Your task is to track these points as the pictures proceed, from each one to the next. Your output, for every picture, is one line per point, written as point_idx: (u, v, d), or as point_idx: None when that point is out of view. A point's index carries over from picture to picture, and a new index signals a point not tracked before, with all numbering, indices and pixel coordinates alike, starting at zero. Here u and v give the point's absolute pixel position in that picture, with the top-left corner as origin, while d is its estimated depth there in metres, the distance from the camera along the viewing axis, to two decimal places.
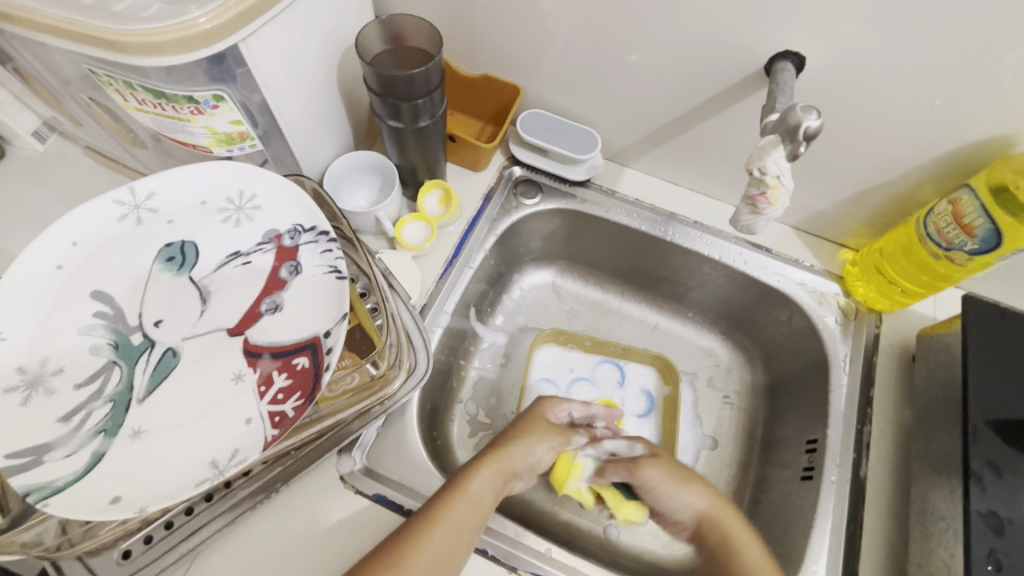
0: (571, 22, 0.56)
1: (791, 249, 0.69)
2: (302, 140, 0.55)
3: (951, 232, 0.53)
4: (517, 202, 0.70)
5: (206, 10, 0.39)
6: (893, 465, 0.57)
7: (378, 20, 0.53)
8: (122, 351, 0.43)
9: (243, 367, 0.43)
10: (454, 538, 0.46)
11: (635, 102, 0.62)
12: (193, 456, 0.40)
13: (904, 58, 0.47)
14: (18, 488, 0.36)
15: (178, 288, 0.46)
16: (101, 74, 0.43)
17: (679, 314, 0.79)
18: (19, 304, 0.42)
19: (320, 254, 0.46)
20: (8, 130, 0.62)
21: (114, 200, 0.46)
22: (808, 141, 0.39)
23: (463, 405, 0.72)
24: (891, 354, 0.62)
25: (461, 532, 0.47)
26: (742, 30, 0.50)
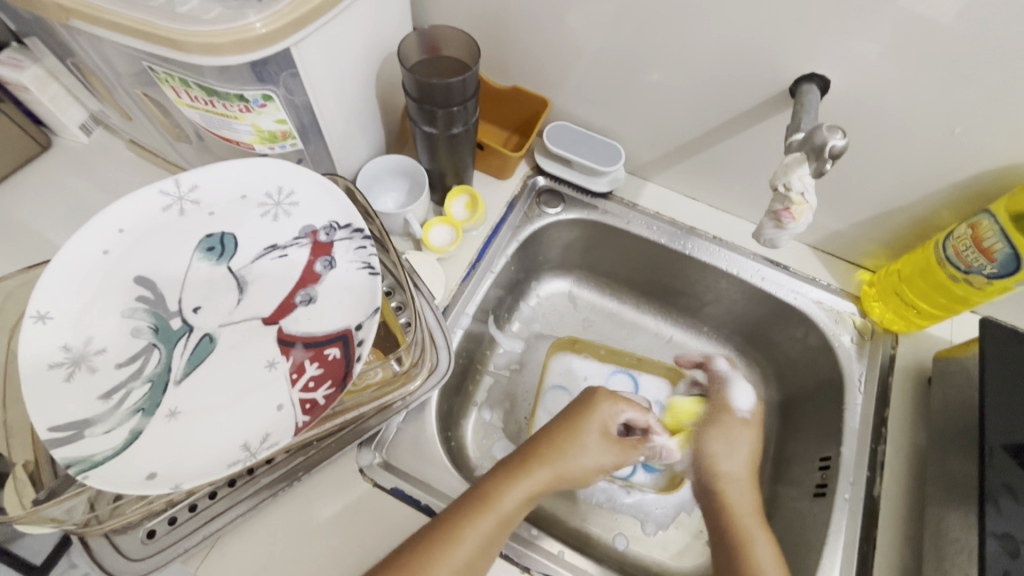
0: (600, 40, 0.59)
1: (809, 268, 0.70)
2: (339, 142, 0.57)
3: (969, 256, 0.53)
4: (540, 210, 0.71)
5: (263, 16, 0.42)
6: (907, 485, 0.57)
7: (418, 31, 0.55)
8: (162, 334, 0.45)
9: (277, 355, 0.45)
10: (481, 555, 0.46)
11: (659, 118, 0.64)
12: (226, 438, 0.41)
13: (927, 84, 0.48)
14: (60, 460, 0.38)
15: (217, 277, 0.47)
16: (159, 71, 0.46)
17: (694, 328, 0.80)
18: (68, 286, 0.44)
19: (354, 250, 0.48)
20: (58, 122, 0.65)
21: (160, 191, 0.48)
22: (834, 159, 0.40)
23: (477, 408, 0.73)
24: (907, 375, 0.63)
25: (487, 549, 0.47)
26: (769, 53, 0.52)
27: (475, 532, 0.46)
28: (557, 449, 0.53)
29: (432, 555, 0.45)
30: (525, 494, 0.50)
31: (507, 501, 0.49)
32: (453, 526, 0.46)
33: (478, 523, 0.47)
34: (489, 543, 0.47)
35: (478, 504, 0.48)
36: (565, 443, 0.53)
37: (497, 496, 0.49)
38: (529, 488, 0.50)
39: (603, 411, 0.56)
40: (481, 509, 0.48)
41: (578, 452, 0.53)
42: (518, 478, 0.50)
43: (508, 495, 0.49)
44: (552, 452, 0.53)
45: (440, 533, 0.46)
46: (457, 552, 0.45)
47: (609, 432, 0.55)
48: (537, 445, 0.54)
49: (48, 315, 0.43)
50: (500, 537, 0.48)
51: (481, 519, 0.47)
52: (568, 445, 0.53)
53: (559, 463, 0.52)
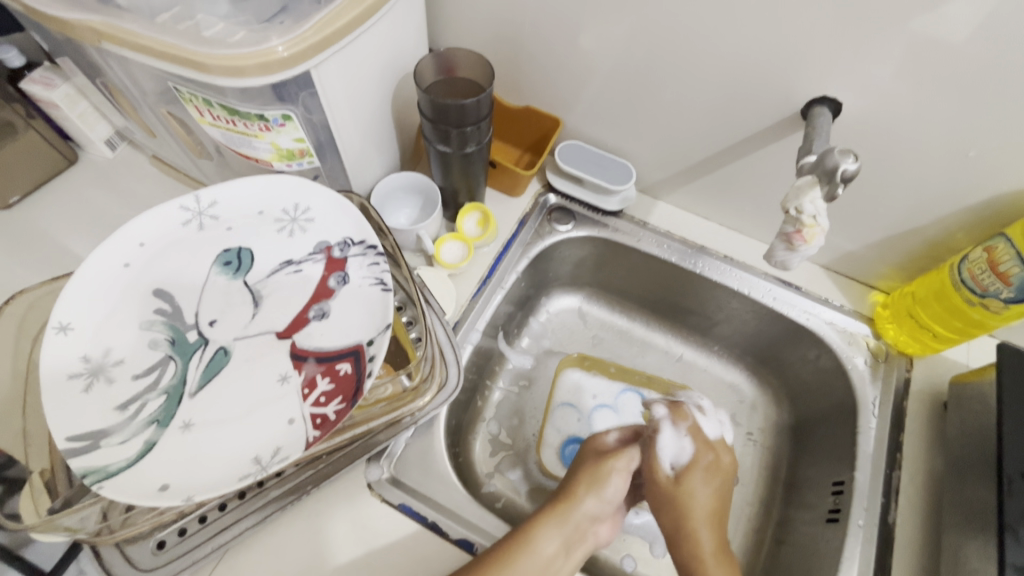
0: (612, 61, 0.59)
1: (821, 289, 0.69)
2: (355, 160, 0.58)
3: (985, 279, 0.53)
4: (551, 227, 0.72)
5: (285, 39, 0.43)
6: (923, 512, 0.56)
7: (433, 53, 0.57)
8: (178, 347, 0.46)
9: (289, 369, 0.45)
10: None
11: (670, 137, 0.65)
12: (238, 451, 0.42)
13: (939, 107, 0.48)
14: (77, 470, 0.39)
15: (233, 291, 0.48)
16: (183, 91, 0.47)
17: (704, 347, 0.80)
18: (89, 298, 0.45)
19: (368, 266, 0.49)
20: (84, 137, 0.67)
21: (181, 206, 0.49)
22: (846, 183, 0.40)
23: (486, 424, 0.73)
24: (923, 399, 0.61)
25: None
26: (780, 75, 0.52)
27: (515, 572, 0.47)
28: (572, 486, 0.55)
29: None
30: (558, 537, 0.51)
31: (543, 542, 0.50)
32: (495, 564, 0.47)
33: (517, 563, 0.47)
34: None
35: (515, 544, 0.48)
36: (579, 476, 0.56)
37: (534, 538, 0.50)
38: (563, 525, 0.52)
39: (592, 439, 0.60)
40: (519, 549, 0.48)
41: (594, 489, 0.54)
42: (551, 521, 0.51)
43: (544, 538, 0.50)
44: (575, 489, 0.55)
45: (479, 574, 0.46)
46: None
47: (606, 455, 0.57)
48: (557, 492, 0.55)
49: (69, 326, 0.44)
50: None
51: (520, 562, 0.47)
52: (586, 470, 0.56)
53: (582, 499, 0.54)
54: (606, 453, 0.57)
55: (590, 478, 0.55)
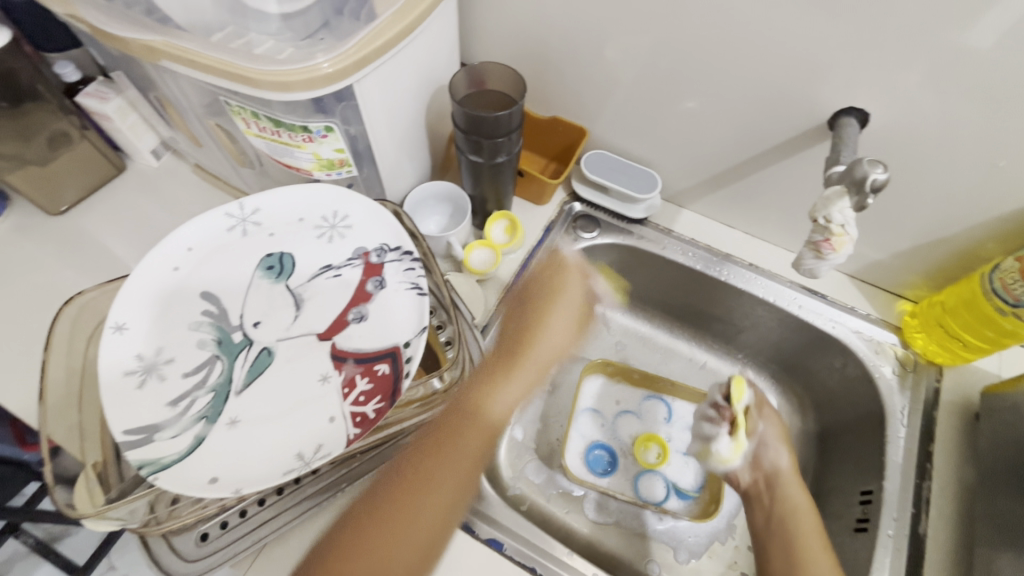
0: (640, 72, 0.61)
1: (847, 297, 0.69)
2: (389, 169, 0.60)
3: (1017, 288, 0.52)
4: (576, 235, 0.73)
5: (330, 56, 0.45)
6: (954, 523, 0.55)
7: (466, 67, 0.59)
8: (224, 347, 0.48)
9: (329, 369, 0.47)
10: (460, 473, 0.55)
11: (696, 147, 0.66)
12: (281, 447, 0.43)
13: (969, 117, 0.48)
14: (133, 461, 0.41)
15: (275, 293, 0.51)
16: (232, 104, 0.50)
17: (728, 354, 0.80)
18: (143, 300, 0.48)
19: (403, 271, 0.51)
20: (133, 147, 0.71)
21: (226, 213, 0.52)
22: (875, 193, 0.41)
23: (511, 428, 0.74)
24: (953, 409, 0.61)
25: (471, 472, 0.55)
26: (807, 86, 0.53)
27: (453, 449, 0.55)
28: (485, 387, 0.59)
29: (391, 514, 0.50)
30: (506, 404, 0.59)
31: (491, 411, 0.58)
32: (438, 445, 0.54)
33: (457, 443, 0.56)
34: (467, 461, 0.55)
35: (452, 428, 0.56)
36: (500, 364, 0.62)
37: (476, 408, 0.57)
38: (471, 433, 0.56)
39: (547, 264, 0.71)
40: (453, 435, 0.56)
41: (508, 375, 0.61)
42: (493, 390, 0.59)
43: (490, 406, 0.58)
44: (490, 394, 0.59)
45: (426, 458, 0.53)
46: (440, 469, 0.53)
47: (567, 321, 0.68)
48: (470, 399, 0.58)
49: (125, 326, 0.47)
50: (456, 488, 0.54)
51: (458, 438, 0.56)
52: (511, 366, 0.62)
53: (490, 410, 0.58)
54: (541, 312, 0.67)
55: (508, 368, 0.61)
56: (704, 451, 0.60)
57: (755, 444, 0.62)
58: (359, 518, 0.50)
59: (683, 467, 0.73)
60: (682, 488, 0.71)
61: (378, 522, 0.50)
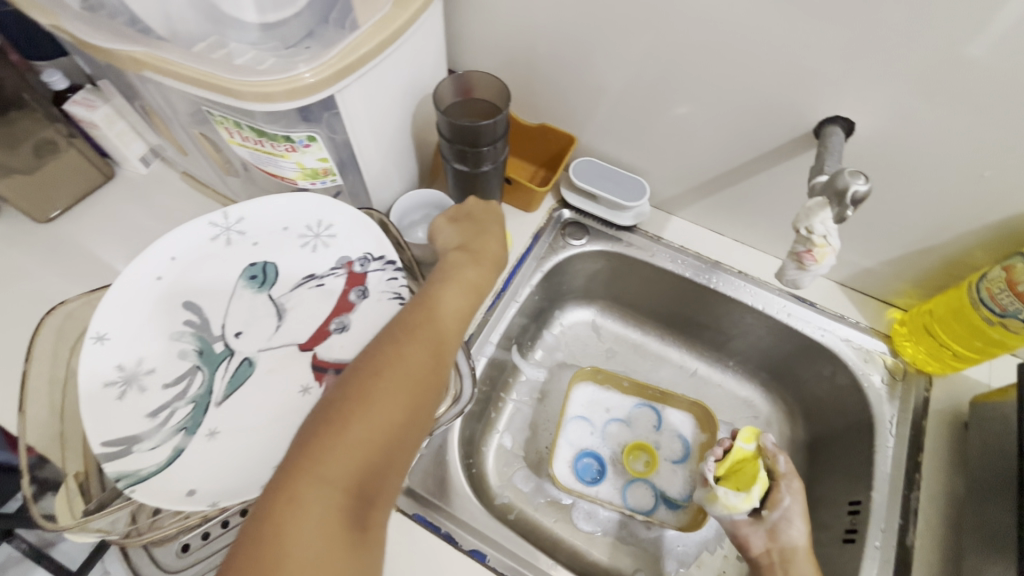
0: (627, 80, 0.61)
1: (837, 305, 0.69)
2: (375, 177, 0.60)
3: (1003, 299, 0.52)
4: (565, 242, 0.73)
5: (312, 66, 0.45)
6: (942, 534, 0.55)
7: (452, 75, 0.59)
8: (206, 357, 0.48)
9: (310, 381, 0.47)
10: (433, 362, 0.42)
11: (684, 154, 0.66)
12: (260, 460, 0.43)
13: (955, 125, 0.48)
14: (110, 474, 0.41)
15: (258, 303, 0.51)
16: (215, 114, 0.50)
17: (719, 361, 0.79)
18: (124, 309, 0.48)
19: (386, 281, 0.51)
20: (121, 154, 0.71)
21: (210, 222, 0.52)
22: (855, 205, 0.41)
23: (499, 436, 0.74)
24: (943, 419, 0.61)
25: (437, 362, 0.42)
26: (793, 94, 0.53)
27: (402, 357, 0.41)
28: (478, 243, 0.53)
29: (383, 365, 0.40)
30: (463, 304, 0.47)
31: (444, 309, 0.45)
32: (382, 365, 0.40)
33: (410, 346, 0.41)
34: (427, 374, 0.41)
35: (404, 333, 0.42)
36: (454, 254, 0.51)
37: (433, 313, 0.45)
38: (469, 287, 0.48)
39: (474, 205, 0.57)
40: (409, 334, 0.42)
41: (469, 261, 0.51)
42: (446, 289, 0.47)
43: (443, 307, 0.45)
44: (479, 253, 0.52)
45: (371, 373, 0.39)
46: (394, 383, 0.39)
47: (490, 258, 0.52)
48: (465, 246, 0.53)
49: (106, 336, 0.47)
50: (461, 328, 0.46)
51: (423, 329, 0.43)
52: (479, 234, 0.54)
53: (489, 251, 0.53)
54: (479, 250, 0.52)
55: (468, 257, 0.51)
56: (711, 497, 0.58)
57: (776, 517, 0.56)
58: (357, 380, 0.39)
59: (672, 476, 0.73)
60: (671, 497, 0.72)
61: (366, 395, 0.38)
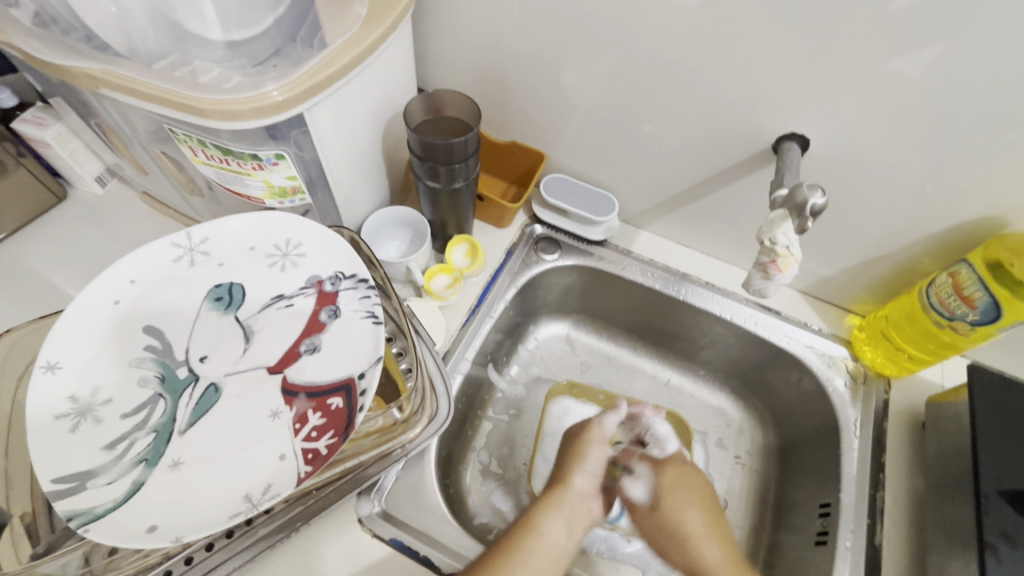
0: (593, 98, 0.62)
1: (800, 313, 0.71)
2: (345, 195, 0.60)
3: (952, 303, 0.56)
4: (537, 257, 0.74)
5: (280, 84, 0.45)
6: (908, 532, 0.57)
7: (422, 93, 0.59)
8: (168, 383, 0.46)
9: (280, 405, 0.45)
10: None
11: (650, 170, 0.67)
12: (228, 491, 0.42)
13: (900, 140, 0.51)
14: (62, 513, 0.38)
15: (224, 326, 0.49)
16: (178, 132, 0.48)
17: (691, 371, 0.81)
18: (78, 336, 0.45)
19: (358, 299, 0.50)
20: (75, 174, 0.68)
21: (172, 242, 0.50)
22: (815, 216, 0.43)
23: (476, 453, 0.73)
24: (901, 419, 0.63)
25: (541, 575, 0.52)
26: (750, 113, 0.55)
27: (523, 559, 0.52)
28: (564, 472, 0.61)
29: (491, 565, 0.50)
30: (560, 523, 0.56)
31: (544, 529, 0.55)
32: (506, 550, 0.52)
33: (523, 548, 0.53)
34: (543, 566, 0.53)
35: (514, 537, 0.54)
36: (564, 457, 0.63)
37: (534, 527, 0.55)
38: (552, 544, 0.54)
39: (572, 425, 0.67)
40: (519, 540, 0.54)
41: (554, 515, 0.57)
42: (551, 507, 0.57)
43: (548, 524, 0.56)
44: (565, 475, 0.61)
45: (495, 559, 0.51)
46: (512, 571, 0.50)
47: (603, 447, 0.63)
48: (553, 479, 0.61)
49: (57, 365, 0.44)
50: (557, 558, 0.54)
51: (528, 547, 0.53)
52: (570, 463, 0.62)
53: (573, 483, 0.60)
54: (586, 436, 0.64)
55: (577, 456, 0.62)
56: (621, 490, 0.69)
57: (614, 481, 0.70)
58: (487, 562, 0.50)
59: None
60: None
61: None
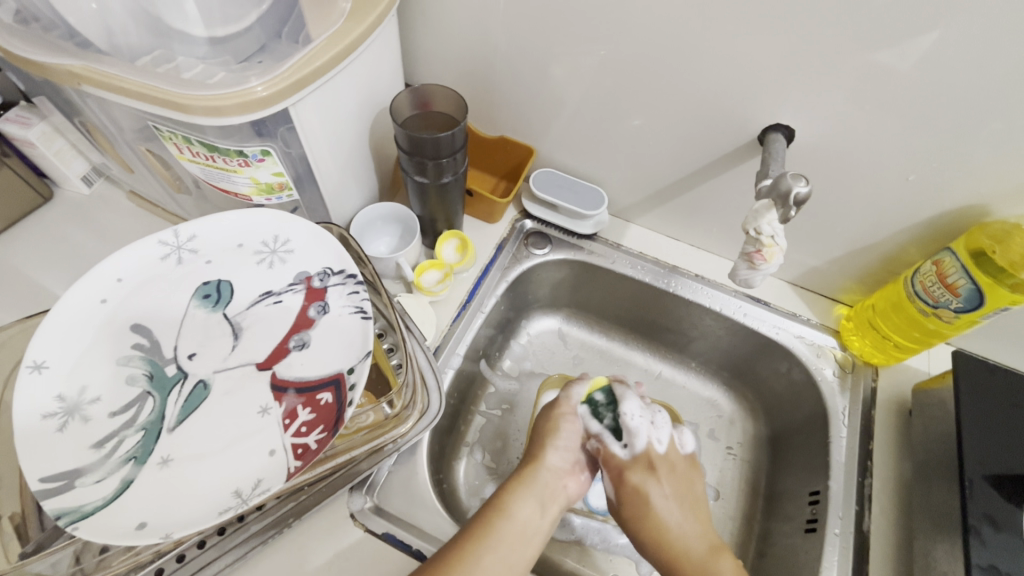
0: (580, 92, 0.62)
1: (789, 304, 0.72)
2: (333, 191, 0.60)
3: (936, 291, 0.57)
4: (528, 251, 0.74)
5: (264, 80, 0.44)
6: (896, 518, 0.57)
7: (409, 88, 0.59)
8: (156, 382, 0.46)
9: (270, 401, 0.46)
10: (502, 556, 0.50)
11: (639, 164, 0.68)
12: (218, 487, 0.42)
13: (883, 131, 0.52)
14: (51, 512, 0.38)
15: (212, 324, 0.49)
16: (163, 130, 0.48)
17: (682, 363, 0.81)
18: (64, 335, 0.45)
19: (347, 295, 0.50)
20: (61, 174, 0.67)
21: (159, 240, 0.49)
22: (798, 206, 0.43)
23: (469, 449, 0.73)
24: (889, 407, 0.64)
25: (509, 555, 0.51)
26: (736, 105, 0.56)
27: (494, 540, 0.51)
28: (536, 450, 0.61)
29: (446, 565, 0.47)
30: (533, 501, 0.56)
31: (517, 509, 0.54)
32: (474, 532, 0.51)
33: (493, 529, 0.52)
34: (512, 547, 0.51)
35: (484, 517, 0.53)
36: (537, 436, 0.63)
37: (507, 506, 0.55)
38: (520, 525, 0.53)
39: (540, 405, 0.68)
40: (490, 521, 0.53)
41: (526, 496, 0.56)
42: (524, 488, 0.57)
43: (519, 503, 0.55)
44: (537, 454, 0.60)
45: (456, 551, 0.49)
46: (478, 557, 0.49)
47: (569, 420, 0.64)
48: (526, 458, 0.61)
49: (44, 365, 0.44)
50: (529, 539, 0.53)
51: (497, 528, 0.52)
52: (540, 443, 0.62)
53: (545, 460, 0.60)
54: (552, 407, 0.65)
55: (548, 433, 0.62)
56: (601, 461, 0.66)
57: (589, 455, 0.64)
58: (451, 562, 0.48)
59: None
60: None
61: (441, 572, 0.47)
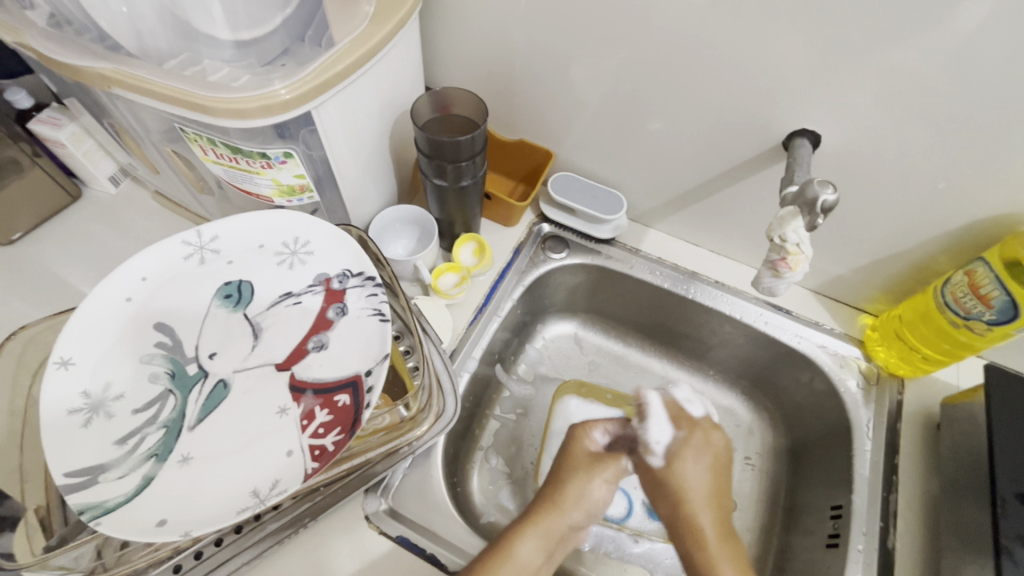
0: (600, 96, 0.62)
1: (812, 312, 0.70)
2: (353, 193, 0.60)
3: (968, 302, 0.55)
4: (545, 255, 0.74)
5: (288, 83, 0.45)
6: (922, 535, 0.56)
7: (430, 92, 0.60)
8: (178, 380, 0.46)
9: (288, 402, 0.46)
10: None
11: (659, 168, 0.67)
12: (236, 486, 0.42)
13: (911, 137, 0.51)
14: (74, 506, 0.39)
15: (233, 323, 0.49)
16: (188, 132, 0.49)
17: (700, 371, 0.80)
18: (90, 332, 0.46)
19: (366, 297, 0.50)
20: (89, 173, 0.69)
21: (183, 241, 0.50)
22: (826, 214, 0.42)
23: (484, 453, 0.73)
24: (915, 420, 0.62)
25: None
26: (758, 110, 0.55)
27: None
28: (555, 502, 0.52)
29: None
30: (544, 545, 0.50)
31: (525, 551, 0.48)
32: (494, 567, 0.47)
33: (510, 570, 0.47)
34: None
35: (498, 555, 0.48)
36: (562, 485, 0.54)
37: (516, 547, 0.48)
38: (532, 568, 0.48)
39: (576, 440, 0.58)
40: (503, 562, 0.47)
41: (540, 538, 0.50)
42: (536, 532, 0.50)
43: (526, 546, 0.49)
44: (556, 506, 0.52)
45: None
46: None
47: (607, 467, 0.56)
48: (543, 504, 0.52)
49: (70, 361, 0.45)
50: None
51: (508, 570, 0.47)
52: (563, 491, 0.53)
53: (567, 514, 0.52)
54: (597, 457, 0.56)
55: (583, 481, 0.54)
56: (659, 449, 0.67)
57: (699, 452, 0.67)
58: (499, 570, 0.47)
59: None
60: (652, 506, 0.70)
61: None
